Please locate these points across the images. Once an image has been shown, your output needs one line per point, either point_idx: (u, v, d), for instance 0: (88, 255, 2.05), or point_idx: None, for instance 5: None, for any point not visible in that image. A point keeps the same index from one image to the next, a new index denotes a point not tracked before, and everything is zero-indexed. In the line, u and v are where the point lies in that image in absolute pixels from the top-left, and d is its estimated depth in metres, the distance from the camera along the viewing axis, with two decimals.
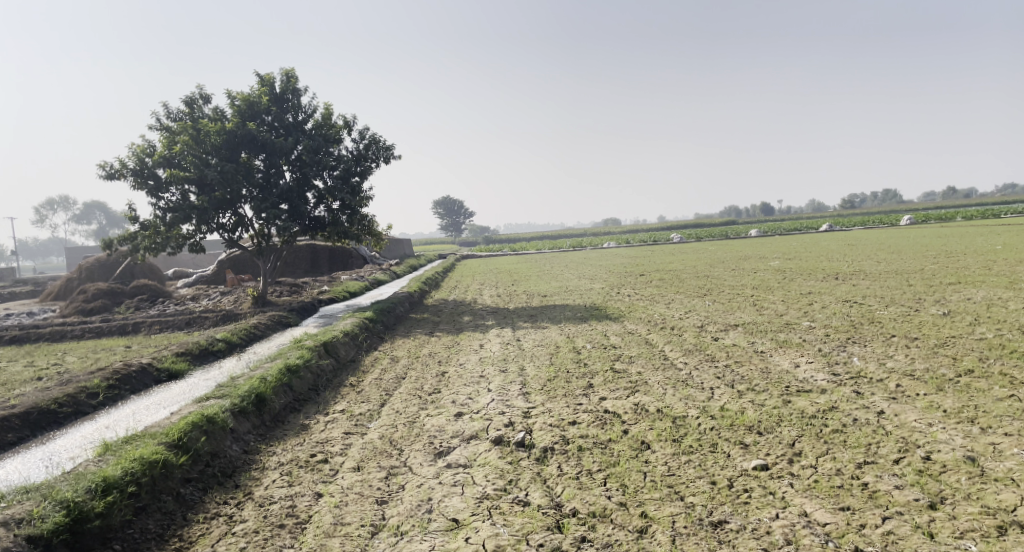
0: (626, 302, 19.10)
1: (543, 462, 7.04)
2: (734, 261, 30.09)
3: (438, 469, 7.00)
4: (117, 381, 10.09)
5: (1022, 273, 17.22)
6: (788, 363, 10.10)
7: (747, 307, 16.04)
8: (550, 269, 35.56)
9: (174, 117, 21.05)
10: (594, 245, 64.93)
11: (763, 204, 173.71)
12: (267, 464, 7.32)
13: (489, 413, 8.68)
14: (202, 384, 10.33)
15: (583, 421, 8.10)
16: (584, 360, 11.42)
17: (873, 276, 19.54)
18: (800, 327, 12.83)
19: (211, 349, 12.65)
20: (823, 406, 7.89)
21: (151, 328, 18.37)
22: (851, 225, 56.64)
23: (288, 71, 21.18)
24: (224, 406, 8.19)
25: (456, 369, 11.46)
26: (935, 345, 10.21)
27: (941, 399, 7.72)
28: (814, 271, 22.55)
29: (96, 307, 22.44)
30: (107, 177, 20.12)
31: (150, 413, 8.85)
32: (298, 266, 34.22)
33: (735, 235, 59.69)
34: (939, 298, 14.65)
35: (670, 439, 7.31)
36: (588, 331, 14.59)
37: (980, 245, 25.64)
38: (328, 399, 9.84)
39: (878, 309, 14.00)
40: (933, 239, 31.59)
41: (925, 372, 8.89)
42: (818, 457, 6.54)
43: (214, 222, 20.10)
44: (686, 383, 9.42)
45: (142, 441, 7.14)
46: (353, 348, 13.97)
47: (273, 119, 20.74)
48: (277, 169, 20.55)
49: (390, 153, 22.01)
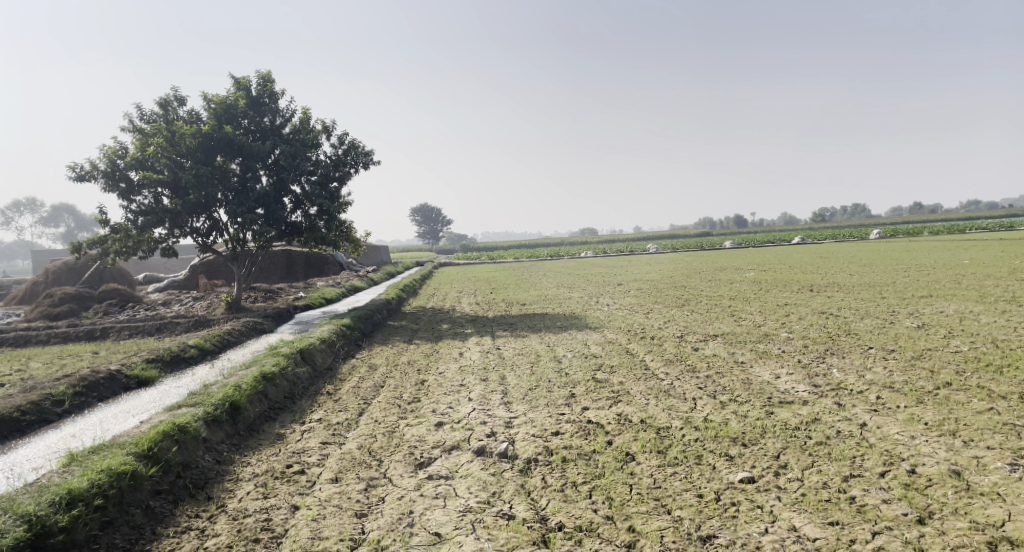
0: (606, 311, 19.07)
1: (527, 473, 6.89)
2: (711, 271, 30.32)
3: (419, 480, 6.81)
4: (84, 388, 9.70)
5: (991, 287, 17.60)
6: (769, 375, 10.10)
7: (726, 318, 16.11)
8: (530, 277, 35.50)
9: (147, 118, 20.59)
10: (571, 254, 65.08)
11: (738, 218, 176.44)
12: (241, 476, 7.05)
13: (471, 422, 8.52)
14: (173, 391, 9.98)
15: (566, 432, 7.98)
16: (565, 369, 11.30)
17: (848, 289, 19.80)
18: (779, 338, 12.90)
19: (184, 356, 12.27)
20: (806, 417, 7.88)
21: (120, 334, 17.82)
22: (823, 239, 57.59)
23: (265, 74, 20.86)
24: (197, 415, 7.90)
25: (436, 378, 11.25)
26: (913, 358, 10.31)
27: (921, 411, 7.77)
28: (789, 282, 22.82)
29: (62, 312, 21.73)
30: (76, 179, 19.56)
31: (118, 421, 8.52)
32: (273, 272, 33.63)
33: (710, 246, 60.33)
34: (912, 311, 14.86)
35: (655, 451, 7.22)
36: (569, 340, 14.49)
37: (949, 259, 26.23)
38: (305, 407, 9.58)
39: (854, 321, 14.15)
40: (903, 253, 32.25)
41: (905, 384, 8.95)
42: (804, 470, 6.50)
43: (187, 226, 19.64)
44: (669, 394, 9.36)
45: (109, 452, 6.83)
46: (330, 355, 13.68)
47: (249, 122, 20.38)
48: (253, 173, 20.16)
49: (370, 158, 21.78)
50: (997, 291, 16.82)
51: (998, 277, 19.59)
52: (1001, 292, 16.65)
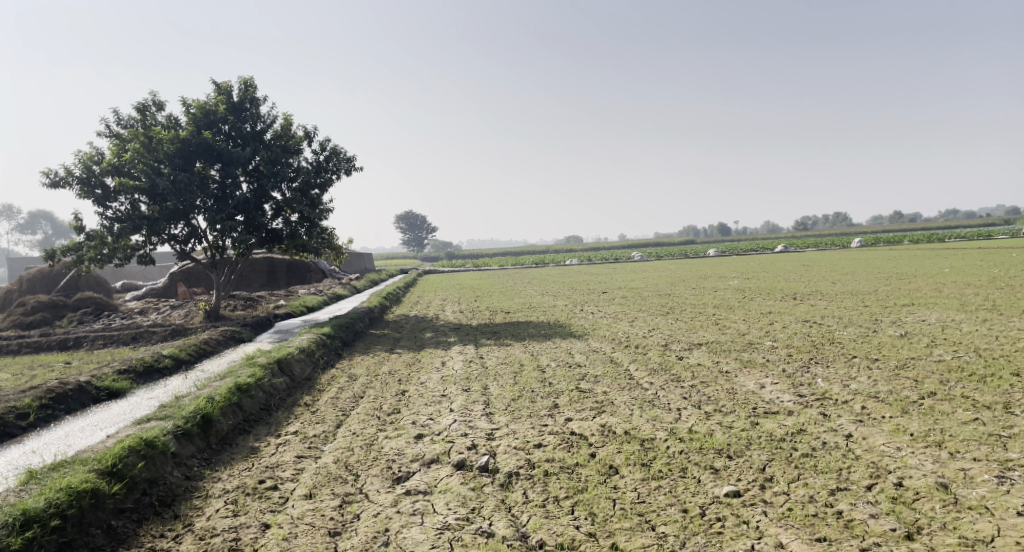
0: (590, 320, 18.94)
1: (508, 488, 6.71)
2: (696, 279, 30.37)
3: (396, 496, 6.59)
4: (51, 401, 9.36)
5: (972, 295, 17.72)
6: (754, 384, 10.00)
7: (710, 326, 16.07)
8: (514, 285, 35.33)
9: (125, 124, 20.22)
10: (556, 262, 64.91)
11: (722, 226, 177.96)
12: (210, 492, 6.78)
13: (451, 434, 8.31)
14: (144, 404, 9.66)
15: (549, 444, 7.80)
16: (549, 379, 11.12)
17: (830, 297, 19.87)
18: (763, 347, 12.84)
19: (157, 367, 11.91)
20: (791, 428, 7.78)
21: (94, 343, 17.39)
22: (804, 247, 58.15)
23: (246, 79, 20.57)
24: (166, 429, 7.62)
25: (417, 388, 11.02)
26: (897, 367, 10.27)
27: (907, 422, 7.70)
28: (773, 290, 22.88)
29: (35, 321, 21.16)
30: (51, 186, 19.13)
31: (85, 435, 8.20)
32: (254, 280, 33.18)
33: (693, 254, 60.63)
34: (895, 319, 14.90)
35: (639, 464, 7.07)
36: (553, 349, 14.32)
37: (929, 268, 26.47)
38: (281, 420, 9.31)
39: (838, 330, 14.15)
40: (884, 261, 32.56)
41: (889, 394, 8.89)
42: (790, 483, 6.39)
43: (165, 233, 19.26)
44: (653, 404, 9.21)
45: (71, 469, 6.54)
46: (309, 365, 13.40)
47: (229, 128, 20.07)
48: (233, 179, 19.84)
49: (352, 165, 21.54)
50: (978, 300, 16.92)
51: (978, 285, 19.77)
52: (982, 301, 16.76)
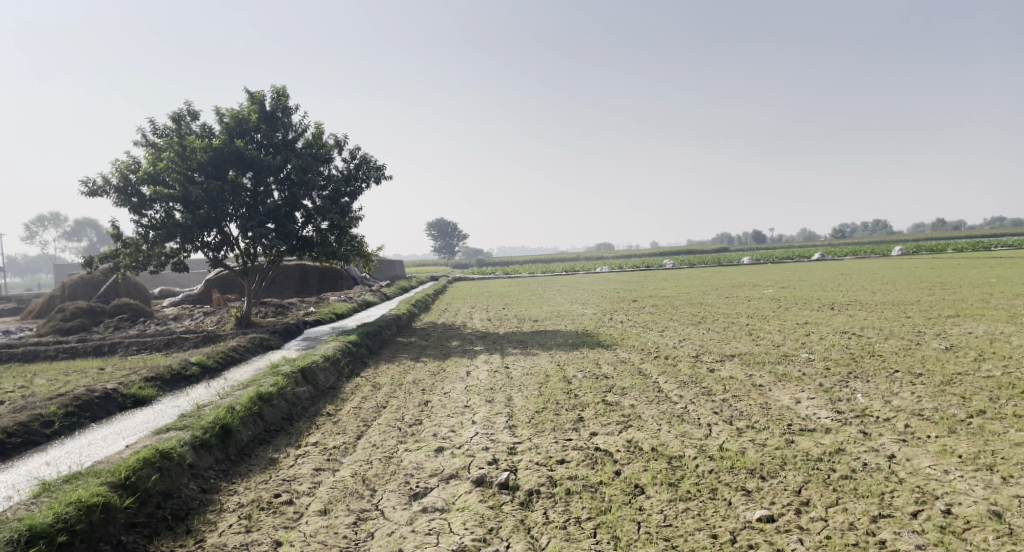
0: (619, 329, 18.55)
1: (527, 507, 6.47)
2: (729, 288, 29.67)
3: (412, 514, 6.41)
4: (76, 408, 9.45)
5: (1022, 307, 16.85)
6: (789, 399, 9.55)
7: (744, 336, 15.57)
8: (544, 293, 35.07)
9: (161, 133, 20.65)
10: (586, 270, 64.25)
11: (756, 232, 174.51)
12: (225, 506, 6.70)
13: (472, 448, 8.09)
14: (168, 412, 9.68)
15: (572, 460, 7.52)
16: (575, 391, 10.83)
17: (870, 307, 19.13)
18: (799, 359, 12.34)
19: (184, 374, 11.98)
20: (829, 447, 7.36)
21: (127, 349, 17.67)
22: (841, 256, 56.58)
23: (279, 89, 20.82)
24: (183, 439, 7.58)
25: (440, 399, 10.83)
26: (942, 383, 9.71)
27: (954, 442, 7.21)
28: (810, 300, 22.17)
29: (73, 327, 21.65)
30: (89, 194, 19.61)
31: (106, 444, 8.23)
32: (287, 287, 33.56)
33: (726, 262, 59.43)
34: (939, 332, 14.21)
35: (666, 483, 6.75)
36: (579, 359, 14.00)
37: (974, 278, 25.39)
38: (302, 430, 9.23)
39: (878, 342, 13.54)
40: (927, 270, 31.38)
41: (934, 412, 8.37)
42: (829, 508, 6.00)
43: (198, 241, 19.56)
44: (682, 419, 8.86)
45: (84, 481, 6.52)
46: (334, 374, 13.34)
47: (262, 137, 20.35)
48: (265, 188, 20.05)
49: (382, 173, 21.60)
50: None
51: None
52: None
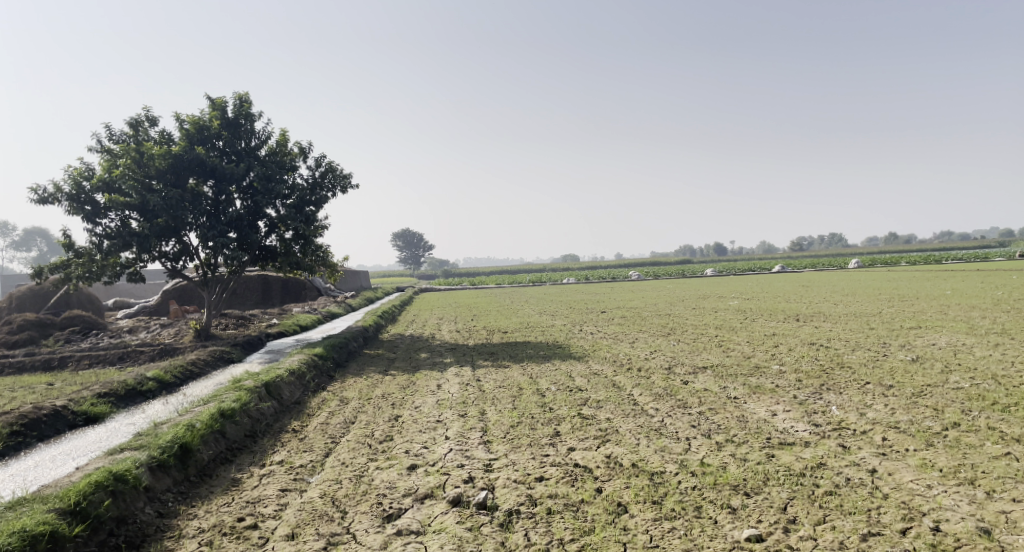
0: (590, 340, 18.41)
1: (508, 528, 6.23)
2: (695, 299, 29.92)
3: (386, 537, 6.08)
4: (22, 427, 8.81)
5: (979, 318, 17.33)
6: (765, 412, 9.48)
7: (714, 348, 15.59)
8: (512, 304, 34.79)
9: (117, 139, 19.85)
10: (553, 281, 64.47)
11: (716, 245, 178.32)
12: (184, 532, 6.25)
13: (447, 465, 7.78)
14: (123, 431, 9.10)
15: (551, 477, 7.28)
16: (549, 404, 10.59)
17: (834, 319, 19.44)
18: (771, 371, 12.36)
19: (140, 390, 11.35)
20: (810, 461, 7.28)
21: (79, 363, 16.80)
22: (801, 267, 57.96)
23: (242, 95, 20.26)
24: (139, 460, 7.09)
25: (410, 414, 10.46)
26: (914, 394, 9.80)
27: (934, 456, 7.23)
28: (775, 311, 22.44)
29: (20, 340, 20.52)
30: (40, 202, 18.70)
31: (54, 466, 7.66)
32: (248, 297, 32.62)
33: (688, 274, 60.29)
34: (903, 343, 14.45)
35: (650, 501, 6.58)
36: (552, 371, 13.78)
37: (931, 290, 26.12)
38: (266, 448, 8.76)
39: (846, 353, 13.67)
40: (885, 282, 32.22)
41: (910, 425, 8.39)
42: (816, 526, 6.02)
43: (156, 251, 18.79)
44: (660, 432, 8.70)
45: (28, 509, 6.00)
46: (299, 389, 12.83)
47: (224, 144, 19.73)
48: (227, 196, 19.41)
49: (348, 182, 21.16)
50: (987, 323, 16.52)
51: (984, 308, 19.38)
52: (991, 324, 16.34)
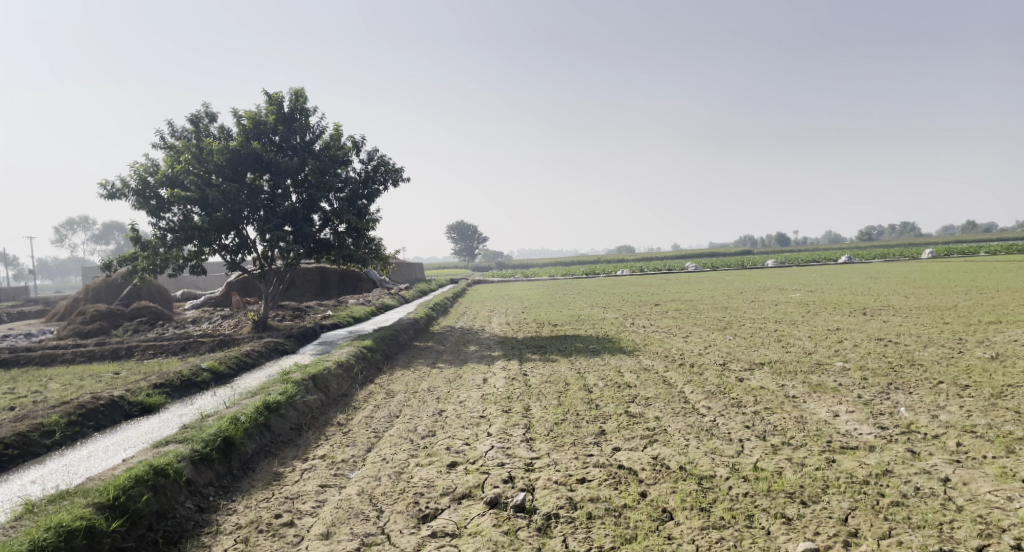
0: (641, 335, 17.89)
1: (545, 533, 6.00)
2: (754, 291, 28.78)
3: (420, 539, 5.95)
4: (80, 417, 9.16)
5: None
6: (826, 413, 8.88)
7: (773, 343, 14.87)
8: (564, 296, 34.28)
9: (180, 135, 20.54)
10: (608, 272, 63.67)
11: (778, 234, 173.14)
12: (221, 528, 6.30)
13: (487, 464, 7.59)
14: (173, 422, 9.33)
15: (593, 479, 6.98)
16: (596, 401, 10.26)
17: (905, 312, 18.24)
18: (833, 368, 11.63)
19: (194, 380, 11.67)
20: (875, 468, 6.72)
21: (144, 353, 17.52)
22: (870, 258, 55.06)
23: (297, 90, 20.58)
24: (182, 453, 7.23)
25: (454, 408, 10.34)
26: (994, 395, 8.99)
27: (1016, 464, 6.56)
28: (840, 304, 21.30)
29: (92, 330, 21.56)
30: (108, 197, 19.56)
31: (105, 457, 7.90)
32: (306, 290, 33.51)
33: (749, 265, 58.38)
34: (982, 339, 13.37)
35: (697, 508, 6.21)
36: (601, 366, 13.42)
37: (1014, 281, 24.25)
38: (310, 441, 8.80)
39: (918, 350, 12.73)
40: (962, 273, 30.15)
41: (988, 429, 7.67)
42: (880, 540, 5.54)
43: (216, 244, 19.34)
44: (712, 433, 8.25)
45: (71, 502, 6.17)
46: (347, 381, 12.95)
47: (280, 139, 20.12)
48: (283, 190, 19.79)
49: (400, 176, 21.27)
50: None
51: None
52: None
